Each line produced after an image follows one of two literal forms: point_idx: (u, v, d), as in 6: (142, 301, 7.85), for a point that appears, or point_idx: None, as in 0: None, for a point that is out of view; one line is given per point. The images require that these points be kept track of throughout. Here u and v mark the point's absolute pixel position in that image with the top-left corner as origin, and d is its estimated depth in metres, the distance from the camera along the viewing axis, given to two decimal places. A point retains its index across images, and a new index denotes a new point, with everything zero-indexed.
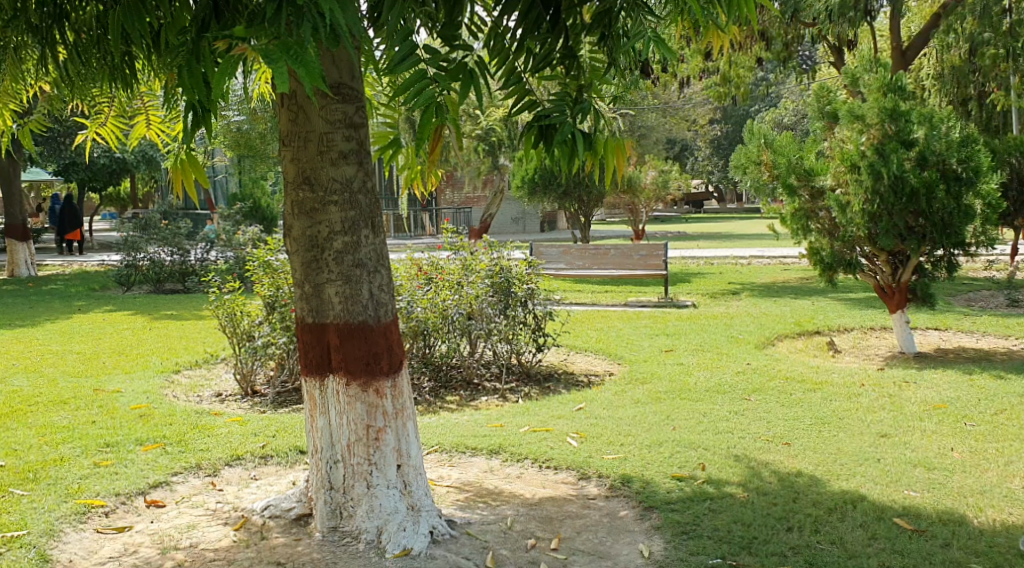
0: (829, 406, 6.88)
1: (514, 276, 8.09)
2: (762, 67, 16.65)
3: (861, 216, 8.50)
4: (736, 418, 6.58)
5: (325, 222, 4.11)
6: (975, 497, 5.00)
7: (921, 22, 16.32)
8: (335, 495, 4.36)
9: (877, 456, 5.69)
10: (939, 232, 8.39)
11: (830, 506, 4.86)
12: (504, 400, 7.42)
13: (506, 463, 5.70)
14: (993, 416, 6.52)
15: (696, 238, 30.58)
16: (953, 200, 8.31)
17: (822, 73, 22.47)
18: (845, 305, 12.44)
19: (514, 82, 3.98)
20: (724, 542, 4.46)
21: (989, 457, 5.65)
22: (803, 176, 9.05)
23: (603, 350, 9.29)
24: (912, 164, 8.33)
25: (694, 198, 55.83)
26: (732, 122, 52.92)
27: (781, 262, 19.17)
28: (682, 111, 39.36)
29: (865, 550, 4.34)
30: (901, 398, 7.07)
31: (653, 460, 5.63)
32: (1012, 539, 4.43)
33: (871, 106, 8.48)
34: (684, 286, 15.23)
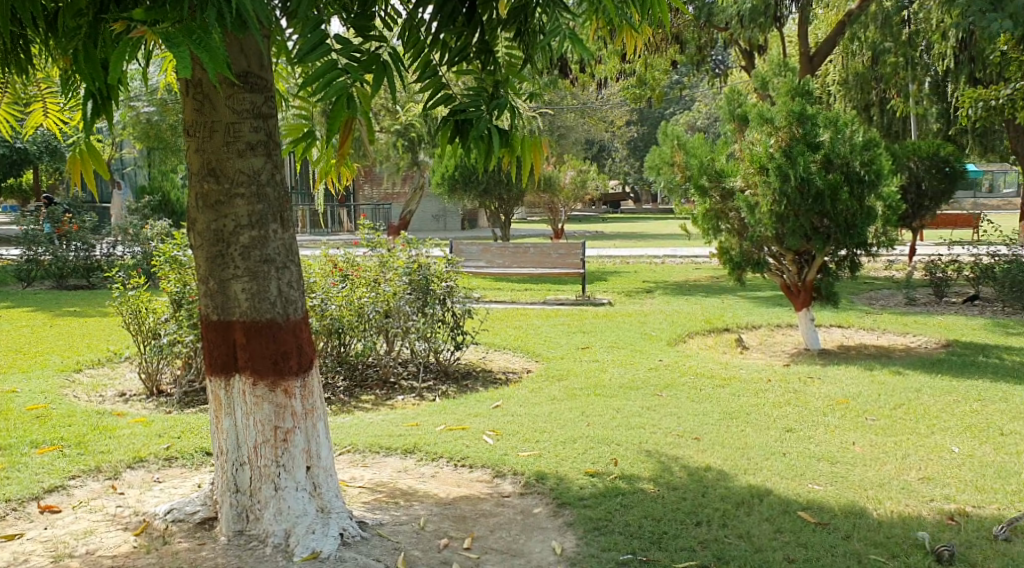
0: (738, 401, 7.01)
1: (433, 274, 8.03)
2: (676, 69, 16.92)
3: (770, 216, 8.66)
4: (648, 414, 6.64)
5: (231, 216, 3.98)
6: (875, 490, 5.15)
7: (826, 29, 16.89)
8: (242, 498, 4.23)
9: (784, 450, 5.80)
10: (843, 232, 8.62)
11: (737, 500, 4.93)
12: (420, 399, 7.33)
13: (420, 462, 5.64)
14: (891, 410, 6.73)
15: (614, 237, 31.06)
16: (855, 201, 8.53)
17: (734, 78, 23.05)
18: (754, 303, 12.76)
19: (429, 75, 3.92)
20: (634, 537, 4.49)
21: (888, 451, 5.82)
22: (714, 177, 9.15)
23: (521, 347, 9.29)
24: (817, 166, 8.53)
25: (611, 198, 56.87)
26: (648, 124, 53.90)
27: (694, 262, 19.56)
28: (600, 112, 39.97)
29: (770, 544, 4.42)
30: (806, 394, 7.25)
31: (567, 456, 5.63)
32: (910, 531, 4.56)
33: (780, 109, 8.66)
34: (600, 285, 15.34)
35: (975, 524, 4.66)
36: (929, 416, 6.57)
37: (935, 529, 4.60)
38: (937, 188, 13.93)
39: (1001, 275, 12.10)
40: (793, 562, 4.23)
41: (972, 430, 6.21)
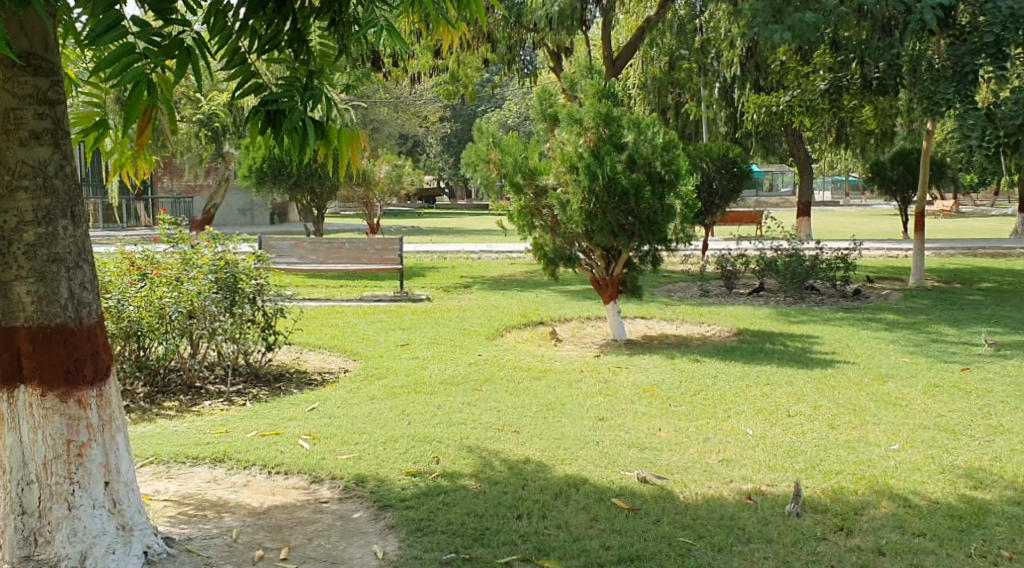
0: (553, 393, 7.12)
1: (241, 271, 7.64)
2: (488, 68, 16.96)
3: (580, 214, 8.84)
4: (468, 409, 6.62)
5: (12, 211, 3.63)
6: (681, 473, 5.31)
7: (628, 35, 17.62)
8: (27, 521, 3.81)
9: (597, 439, 5.91)
10: (645, 231, 8.93)
11: (555, 491, 4.99)
12: (230, 404, 7.00)
13: (231, 471, 5.36)
14: (692, 396, 7.01)
15: (429, 232, 31.01)
16: (657, 200, 8.88)
17: (544, 77, 23.52)
18: (565, 296, 13.04)
19: (237, 63, 3.73)
20: (457, 535, 4.44)
21: (691, 434, 6.02)
22: (528, 174, 9.20)
23: (337, 346, 9.06)
24: (622, 166, 8.79)
25: (425, 193, 56.81)
26: (461, 120, 54.21)
27: (508, 257, 19.80)
28: (412, 108, 39.79)
29: (587, 532, 4.47)
30: (616, 383, 7.45)
31: (387, 457, 5.53)
32: (713, 512, 4.70)
33: (587, 110, 8.85)
34: (416, 280, 15.23)
35: (770, 501, 4.84)
36: (725, 400, 6.89)
37: (734, 509, 4.75)
38: (726, 186, 14.79)
39: (782, 267, 13.07)
40: (610, 549, 4.28)
41: (763, 412, 6.51)
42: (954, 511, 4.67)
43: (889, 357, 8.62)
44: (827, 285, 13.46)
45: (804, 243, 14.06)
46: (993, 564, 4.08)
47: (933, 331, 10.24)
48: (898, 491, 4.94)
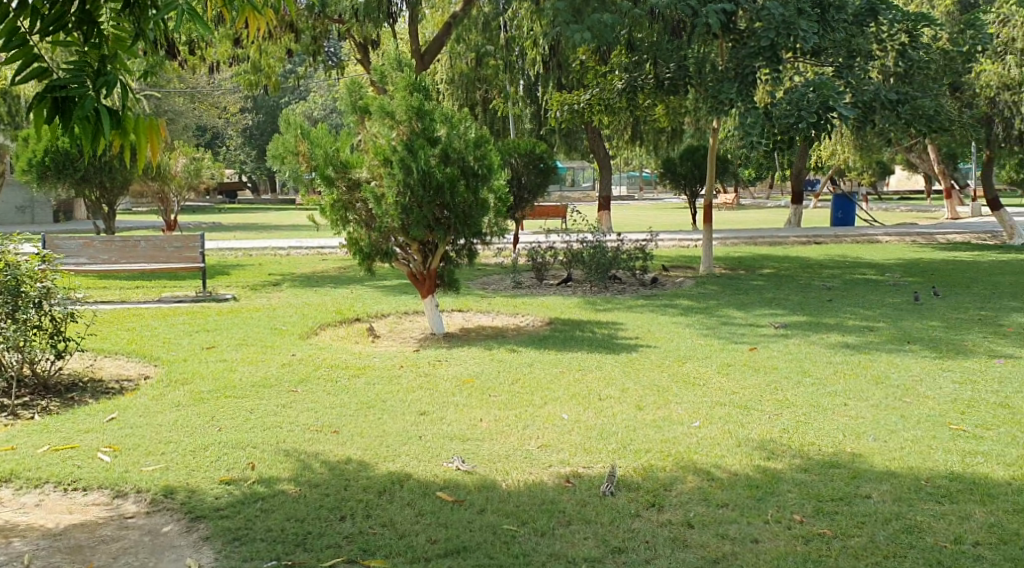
0: (371, 390, 6.98)
1: (24, 273, 6.95)
2: (291, 58, 16.48)
3: (395, 208, 8.71)
4: (284, 412, 6.39)
5: None
6: (502, 461, 5.29)
7: (434, 29, 17.70)
8: None
9: (419, 434, 5.83)
10: (461, 224, 9.00)
11: (378, 489, 4.88)
12: (16, 418, 6.42)
13: (20, 492, 4.91)
14: (511, 385, 7.05)
15: (233, 228, 29.85)
16: (471, 194, 8.94)
17: (350, 69, 23.16)
18: (379, 291, 12.88)
19: (17, 44, 3.38)
20: (277, 542, 4.26)
21: (511, 423, 6.03)
22: (340, 167, 8.89)
23: (136, 351, 8.52)
24: (436, 160, 8.79)
25: (227, 187, 54.68)
26: (263, 112, 52.54)
27: (319, 252, 19.36)
28: (211, 98, 38.15)
29: (412, 528, 4.39)
30: (434, 377, 7.41)
31: (197, 466, 5.23)
32: (535, 497, 4.70)
33: (399, 103, 8.73)
34: (220, 279, 14.58)
35: (587, 483, 4.89)
36: (541, 387, 6.97)
37: (553, 493, 4.76)
38: (534, 182, 15.11)
39: (587, 259, 13.43)
40: (436, 543, 4.23)
41: (576, 397, 6.62)
42: (751, 481, 4.85)
43: (687, 340, 9.06)
44: (628, 275, 14.00)
45: (606, 235, 14.53)
46: (787, 528, 4.24)
47: (726, 315, 10.86)
48: (703, 465, 5.12)
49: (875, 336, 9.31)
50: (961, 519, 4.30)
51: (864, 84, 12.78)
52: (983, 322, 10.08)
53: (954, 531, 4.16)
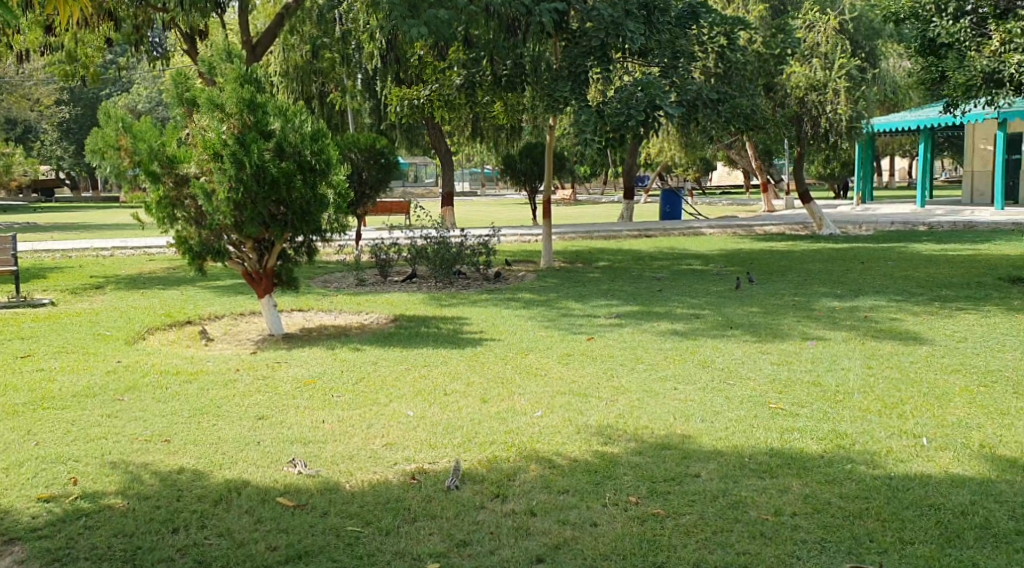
0: (205, 396, 6.72)
1: None
2: (111, 48, 15.65)
3: (227, 204, 8.38)
4: (109, 422, 6.06)
5: None
6: (346, 462, 5.19)
7: (267, 20, 17.29)
8: None
9: (257, 438, 5.66)
10: (299, 219, 8.83)
11: (214, 498, 4.70)
12: None
13: None
14: (355, 385, 6.94)
15: (51, 228, 28.01)
16: (309, 189, 8.76)
17: (176, 60, 22.21)
18: (213, 292, 12.42)
19: None
20: (104, 560, 4.05)
21: (354, 423, 5.93)
22: (166, 162, 8.52)
23: None
24: (270, 154, 8.54)
25: (42, 184, 51.35)
26: (82, 105, 49.70)
27: (146, 252, 18.46)
28: (22, 89, 35.75)
29: (251, 536, 4.27)
30: (273, 379, 7.20)
31: (12, 485, 4.89)
32: (379, 496, 4.66)
33: (229, 95, 8.36)
34: (37, 283, 13.67)
35: (432, 479, 4.88)
36: (385, 385, 6.90)
37: (397, 491, 4.73)
38: (376, 177, 14.98)
39: (431, 254, 13.40)
40: (276, 549, 4.13)
41: (421, 394, 6.59)
42: (590, 466, 4.98)
43: (529, 333, 9.20)
44: (471, 270, 14.05)
45: (449, 230, 14.55)
46: (624, 510, 4.37)
47: (565, 307, 11.12)
48: (546, 454, 5.21)
49: (701, 323, 9.76)
50: (780, 492, 4.57)
51: (687, 83, 13.29)
52: (798, 307, 10.75)
53: (774, 503, 4.41)
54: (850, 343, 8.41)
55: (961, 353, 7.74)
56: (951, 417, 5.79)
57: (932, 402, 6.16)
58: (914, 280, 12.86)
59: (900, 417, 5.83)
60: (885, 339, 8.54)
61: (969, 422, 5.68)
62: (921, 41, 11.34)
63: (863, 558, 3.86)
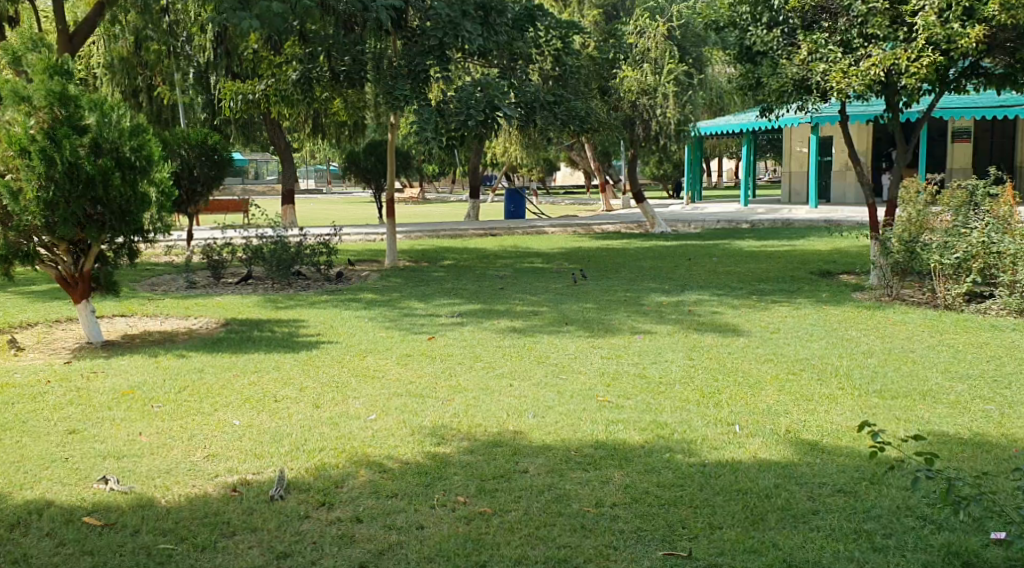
0: (10, 411, 6.30)
1: None
2: None
3: (36, 204, 7.87)
4: None
5: None
6: (162, 476, 4.99)
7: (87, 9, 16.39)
8: None
9: (66, 455, 5.36)
10: (118, 220, 8.38)
11: (13, 522, 4.42)
12: None
13: None
14: (177, 394, 6.68)
15: None
16: (129, 187, 8.35)
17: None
18: (26, 298, 11.67)
19: None
20: None
21: (174, 435, 5.70)
22: None
23: None
24: (85, 151, 8.08)
25: None
26: None
27: None
28: None
29: (52, 561, 4.04)
30: (88, 391, 6.83)
31: None
32: (197, 510, 4.50)
33: (37, 87, 7.92)
34: None
35: (255, 490, 4.75)
36: (211, 394, 6.67)
37: (217, 504, 4.58)
38: (207, 174, 14.45)
39: (268, 255, 12.97)
40: None
41: (249, 401, 6.42)
42: (419, 468, 4.99)
43: (367, 334, 9.11)
44: (311, 270, 13.74)
45: (286, 230, 14.22)
46: (450, 511, 4.41)
47: (404, 306, 11.09)
48: (375, 458, 5.18)
49: (538, 320, 9.94)
50: (602, 484, 4.72)
51: (525, 85, 13.73)
52: (629, 302, 11.12)
53: (596, 495, 4.55)
54: (675, 336, 8.78)
55: (774, 344, 8.22)
56: (762, 404, 6.14)
57: (746, 391, 6.51)
58: (737, 275, 13.54)
59: (717, 406, 6.13)
60: (706, 332, 8.96)
61: (777, 408, 6.04)
62: (740, 48, 12.09)
63: (676, 544, 4.05)
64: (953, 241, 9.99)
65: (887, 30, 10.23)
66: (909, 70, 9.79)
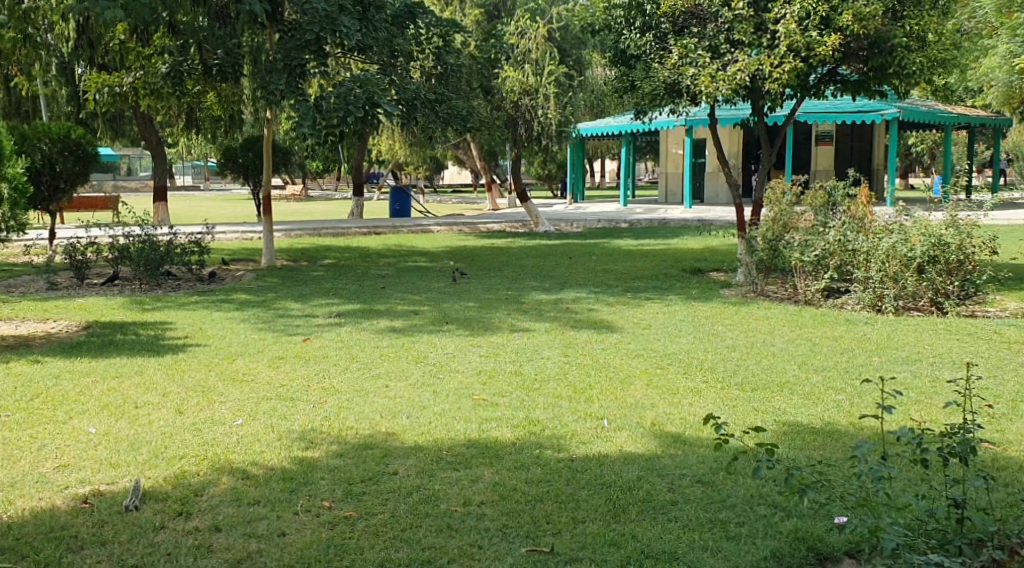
0: None
1: None
2: None
3: None
4: None
5: None
6: (6, 490, 4.73)
7: None
8: None
9: None
10: None
11: None
12: None
13: None
14: (28, 402, 6.34)
15: None
16: None
17: None
18: None
19: None
20: None
21: (22, 445, 5.42)
22: None
23: None
24: None
25: None
26: None
27: None
28: None
29: None
30: None
31: None
32: (42, 525, 4.29)
33: None
34: None
35: (107, 501, 4.56)
36: (65, 401, 6.37)
37: (65, 517, 4.38)
38: (71, 170, 13.80)
39: (134, 255, 12.51)
40: None
41: (108, 408, 6.16)
42: (286, 473, 4.89)
43: (238, 336, 8.87)
44: (182, 270, 13.33)
45: (156, 229, 13.73)
46: (315, 516, 4.33)
47: (279, 307, 10.86)
48: (238, 465, 5.04)
49: (417, 319, 9.89)
50: (471, 483, 4.73)
51: (406, 82, 13.52)
52: (509, 300, 11.19)
53: (464, 495, 4.56)
54: (551, 333, 8.87)
55: (645, 340, 8.42)
56: (630, 398, 6.28)
57: (616, 386, 6.64)
58: (614, 273, 13.82)
59: (588, 401, 6.23)
60: (582, 329, 9.09)
61: (645, 402, 6.18)
62: (614, 52, 12.34)
63: (539, 541, 4.10)
64: (811, 240, 10.47)
65: (751, 36, 10.64)
66: (773, 74, 10.31)
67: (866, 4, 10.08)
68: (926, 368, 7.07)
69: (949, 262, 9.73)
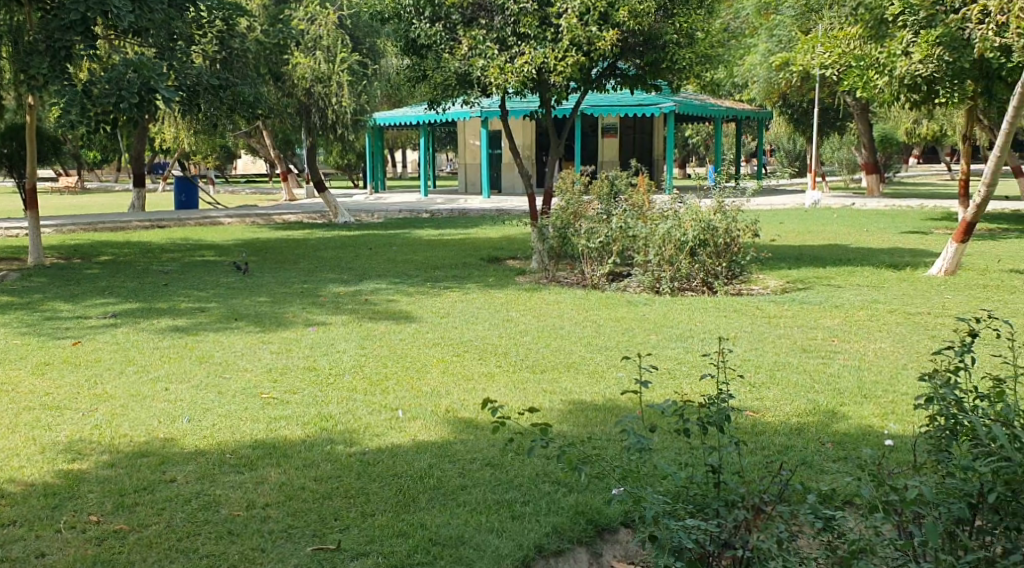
0: None
1: None
2: None
3: None
4: None
5: None
6: None
7: None
8: None
9: None
10: None
11: None
12: None
13: None
14: None
15: None
16: None
17: None
18: None
19: None
20: None
21: None
22: None
23: None
24: None
25: None
26: None
27: None
28: None
29: None
30: None
31: None
32: None
33: None
34: None
35: None
36: None
37: None
38: None
39: None
40: None
41: None
42: (49, 489, 4.55)
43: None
44: None
45: None
46: (80, 533, 4.06)
47: (49, 309, 10.07)
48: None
49: (204, 317, 9.44)
50: (256, 485, 4.58)
51: (186, 67, 12.69)
52: (303, 294, 10.92)
53: (247, 497, 4.41)
54: (346, 326, 8.74)
55: (442, 328, 8.46)
56: (425, 387, 6.29)
57: (411, 376, 6.63)
58: (412, 263, 13.79)
59: (382, 393, 6.19)
60: (378, 320, 9.02)
61: (440, 390, 6.21)
62: (406, 41, 11.98)
63: (325, 538, 4.03)
64: (596, 227, 10.82)
65: (535, 30, 10.95)
66: (556, 67, 10.68)
67: (639, 1, 10.59)
68: (698, 343, 7.53)
69: (718, 245, 10.45)
